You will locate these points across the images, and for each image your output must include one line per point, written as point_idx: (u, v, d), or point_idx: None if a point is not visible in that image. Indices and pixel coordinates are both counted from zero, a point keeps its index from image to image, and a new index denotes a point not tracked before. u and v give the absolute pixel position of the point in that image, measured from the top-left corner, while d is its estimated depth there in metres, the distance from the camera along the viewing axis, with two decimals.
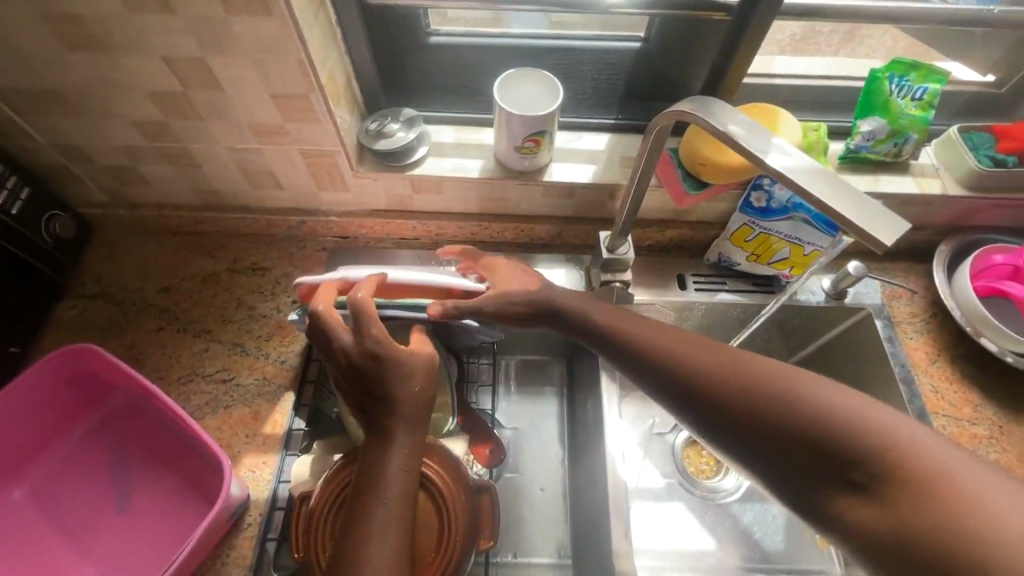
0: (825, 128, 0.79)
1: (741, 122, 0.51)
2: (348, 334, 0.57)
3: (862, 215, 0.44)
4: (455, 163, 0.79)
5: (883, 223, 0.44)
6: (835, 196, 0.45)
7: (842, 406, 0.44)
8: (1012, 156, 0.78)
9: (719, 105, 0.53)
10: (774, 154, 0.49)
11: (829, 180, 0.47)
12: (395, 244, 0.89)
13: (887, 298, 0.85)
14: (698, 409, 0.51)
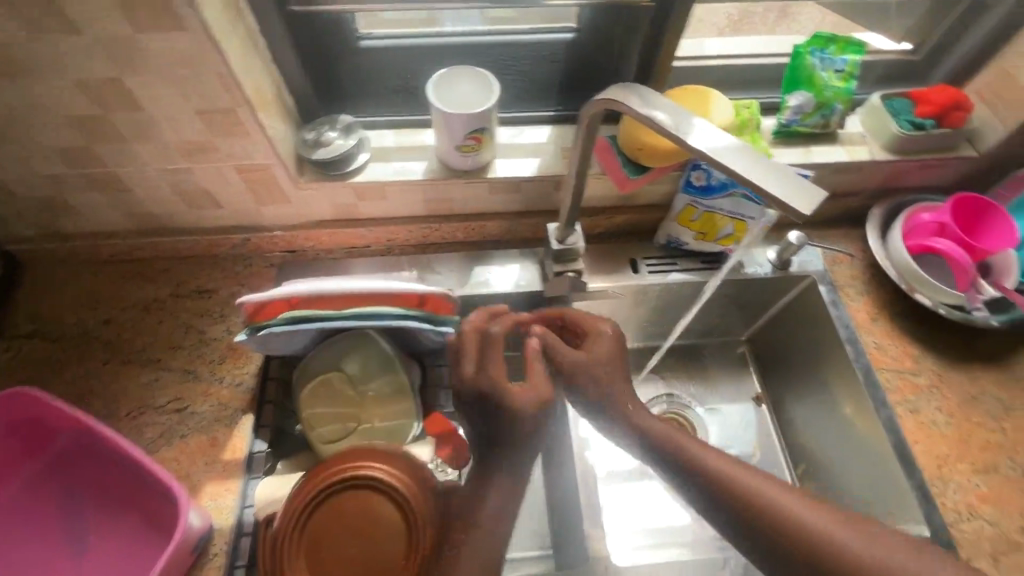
0: (757, 105, 0.82)
1: (664, 107, 0.52)
2: (472, 362, 0.60)
3: (782, 187, 0.45)
4: (398, 166, 0.78)
5: (802, 193, 0.45)
6: (756, 171, 0.47)
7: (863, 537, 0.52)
8: (931, 119, 0.81)
9: (647, 91, 0.54)
10: (697, 134, 0.50)
11: (751, 155, 0.48)
12: (347, 254, 0.87)
13: (829, 264, 0.88)
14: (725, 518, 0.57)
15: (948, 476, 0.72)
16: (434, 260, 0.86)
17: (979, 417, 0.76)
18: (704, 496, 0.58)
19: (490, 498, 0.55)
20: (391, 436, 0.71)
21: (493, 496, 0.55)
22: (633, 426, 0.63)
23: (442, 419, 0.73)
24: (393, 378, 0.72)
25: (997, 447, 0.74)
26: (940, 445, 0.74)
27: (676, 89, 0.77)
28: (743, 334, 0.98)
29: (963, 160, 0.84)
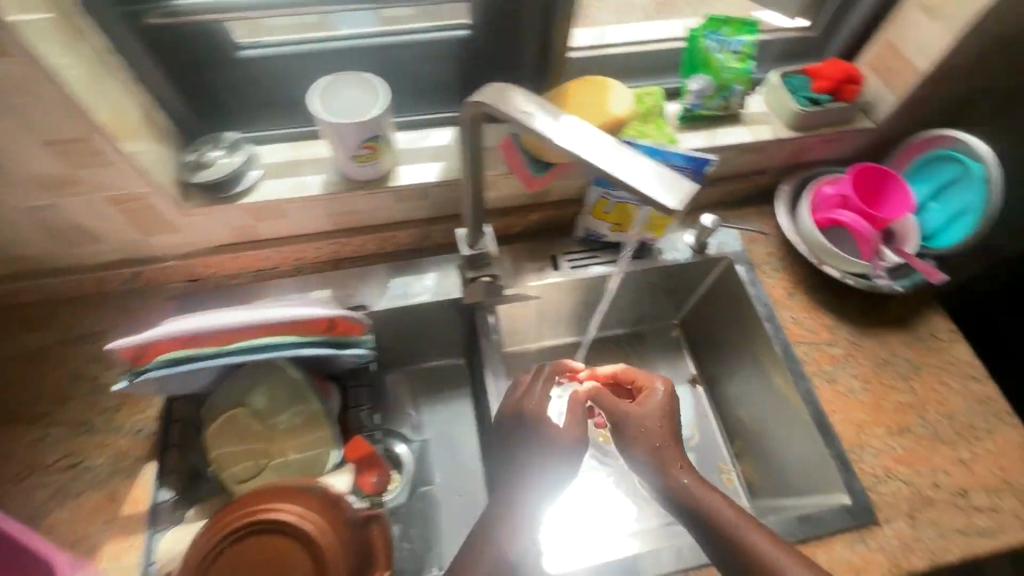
0: (660, 91, 0.82)
1: (533, 106, 0.50)
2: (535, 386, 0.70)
3: (651, 183, 0.45)
4: (294, 181, 0.74)
5: (670, 188, 0.45)
6: (626, 168, 0.46)
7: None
8: (826, 94, 0.83)
9: (521, 93, 0.51)
10: (569, 132, 0.48)
11: (622, 151, 0.47)
12: (254, 278, 0.82)
13: (747, 243, 0.89)
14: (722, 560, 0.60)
15: (866, 441, 0.74)
16: (348, 276, 0.82)
17: (892, 379, 0.79)
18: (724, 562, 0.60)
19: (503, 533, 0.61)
20: (310, 467, 0.68)
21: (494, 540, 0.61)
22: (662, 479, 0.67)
23: (362, 443, 0.70)
24: (305, 407, 0.69)
25: (909, 408, 0.77)
26: (857, 412, 0.76)
27: (575, 81, 0.75)
28: (674, 318, 1.00)
29: (861, 131, 0.86)
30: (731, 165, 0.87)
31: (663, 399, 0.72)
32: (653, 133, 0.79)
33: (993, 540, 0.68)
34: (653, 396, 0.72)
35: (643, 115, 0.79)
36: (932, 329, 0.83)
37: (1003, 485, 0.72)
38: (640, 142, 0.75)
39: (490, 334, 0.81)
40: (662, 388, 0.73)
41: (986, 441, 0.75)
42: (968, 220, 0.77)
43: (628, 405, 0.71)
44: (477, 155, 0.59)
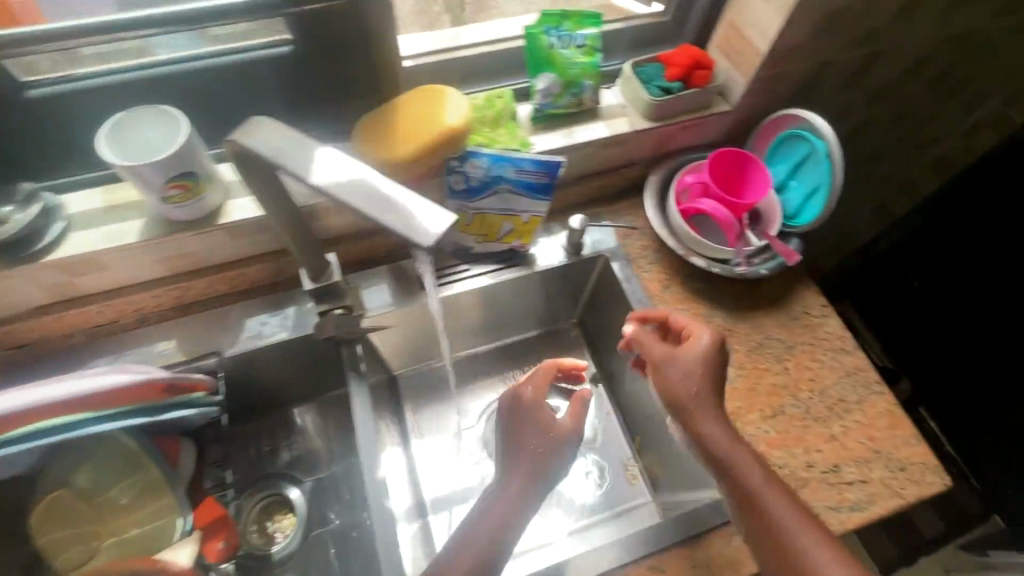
0: (509, 93, 0.78)
1: (282, 134, 0.42)
2: (528, 388, 0.73)
3: (404, 219, 0.37)
4: (107, 230, 0.67)
5: (427, 217, 0.38)
6: (378, 203, 0.38)
7: (799, 528, 0.59)
8: (678, 81, 0.81)
9: (265, 119, 0.43)
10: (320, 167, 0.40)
11: (375, 178, 0.39)
12: (92, 335, 0.75)
13: (621, 238, 0.88)
14: (734, 495, 0.62)
15: (741, 429, 0.74)
16: (195, 322, 0.77)
17: (766, 362, 0.79)
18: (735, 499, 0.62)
19: (492, 513, 0.64)
20: (152, 541, 0.62)
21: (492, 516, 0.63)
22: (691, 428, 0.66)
23: (214, 506, 0.67)
24: (142, 476, 0.64)
25: (782, 389, 0.77)
26: (732, 400, 0.76)
27: (411, 92, 0.70)
28: (573, 318, 1.01)
29: (719, 115, 0.85)
30: (596, 161, 0.85)
31: (707, 347, 0.68)
32: (504, 138, 0.76)
33: (863, 513, 0.69)
34: (698, 344, 0.68)
35: (492, 120, 0.76)
36: (802, 306, 0.84)
37: (872, 455, 0.73)
38: (483, 151, 0.72)
39: (358, 364, 0.77)
40: (709, 339, 0.68)
41: (856, 413, 0.76)
42: (822, 194, 0.77)
43: (670, 349, 0.69)
44: (283, 199, 0.55)
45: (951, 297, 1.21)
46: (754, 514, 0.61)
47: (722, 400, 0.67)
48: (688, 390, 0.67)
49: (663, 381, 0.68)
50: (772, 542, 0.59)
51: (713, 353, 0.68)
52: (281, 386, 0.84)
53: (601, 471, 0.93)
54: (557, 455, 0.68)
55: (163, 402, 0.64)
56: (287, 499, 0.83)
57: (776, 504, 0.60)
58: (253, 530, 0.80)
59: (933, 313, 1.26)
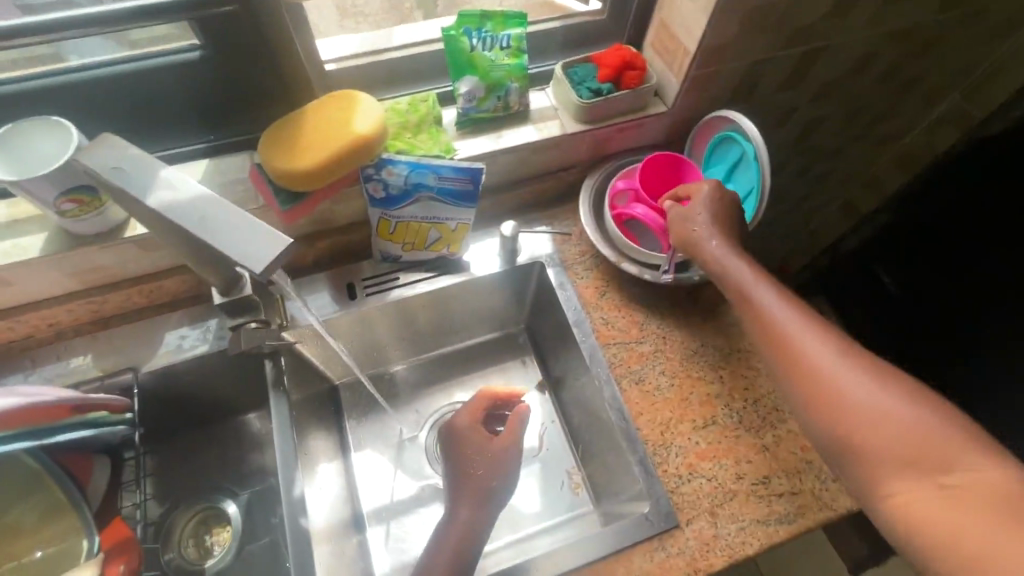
0: (434, 97, 0.77)
1: (129, 157, 0.41)
2: (462, 415, 0.77)
3: (236, 244, 0.37)
4: (8, 245, 0.65)
5: (263, 241, 0.37)
6: (212, 227, 0.38)
7: (794, 322, 0.58)
8: (609, 83, 0.79)
9: (111, 140, 0.41)
10: (156, 187, 0.40)
11: (215, 204, 0.39)
12: (5, 350, 0.73)
13: (557, 244, 0.86)
14: (740, 304, 0.63)
15: (671, 439, 0.72)
16: (114, 335, 0.75)
17: (699, 371, 0.77)
18: (738, 304, 0.63)
19: (461, 511, 0.66)
20: (58, 561, 0.60)
21: (460, 516, 0.66)
22: (698, 249, 0.68)
23: (122, 525, 0.65)
24: (46, 497, 0.62)
25: (715, 399, 0.75)
26: (663, 411, 0.74)
27: (323, 98, 0.68)
28: (521, 322, 0.99)
29: (655, 117, 0.83)
30: (529, 165, 0.83)
31: (710, 194, 0.70)
32: (425, 144, 0.74)
33: (791, 526, 0.67)
34: (702, 193, 0.70)
35: (415, 125, 0.75)
36: None
37: (805, 466, 0.71)
38: (400, 158, 0.69)
39: (281, 379, 0.76)
40: (708, 188, 0.70)
41: (791, 422, 0.74)
42: (755, 197, 0.74)
43: (678, 208, 0.72)
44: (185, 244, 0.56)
45: (920, 299, 1.14)
46: (748, 308, 0.62)
47: (728, 227, 0.68)
48: (692, 227, 0.69)
49: (674, 230, 0.72)
50: (766, 330, 0.59)
51: (717, 197, 0.70)
52: (214, 397, 0.83)
53: (549, 479, 0.89)
54: (499, 474, 0.70)
55: (75, 420, 0.62)
56: (222, 513, 0.82)
57: (768, 296, 0.61)
58: (189, 543, 0.79)
59: (906, 316, 1.18)
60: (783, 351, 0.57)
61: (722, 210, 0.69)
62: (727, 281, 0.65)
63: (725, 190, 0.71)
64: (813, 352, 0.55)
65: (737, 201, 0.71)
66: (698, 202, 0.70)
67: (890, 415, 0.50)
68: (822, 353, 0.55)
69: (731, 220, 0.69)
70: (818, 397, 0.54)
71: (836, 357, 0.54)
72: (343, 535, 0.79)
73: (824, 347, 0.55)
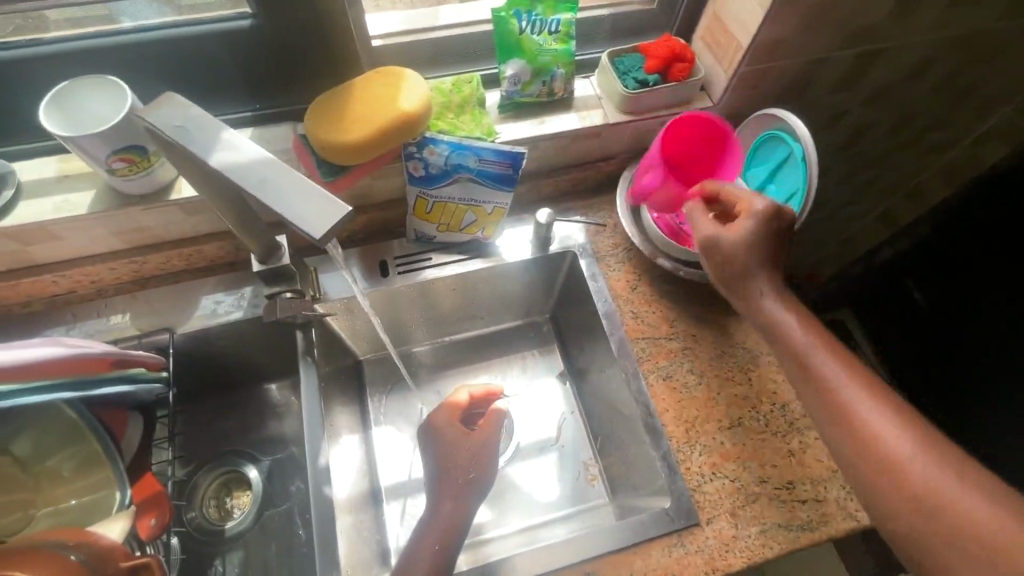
0: (478, 78, 0.76)
1: (190, 119, 0.41)
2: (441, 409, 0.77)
3: (293, 209, 0.37)
4: (57, 201, 0.67)
5: (324, 209, 0.37)
6: (271, 192, 0.38)
7: (855, 393, 0.56)
8: (656, 74, 0.78)
9: (175, 100, 0.41)
10: (218, 148, 0.40)
11: (278, 171, 0.38)
12: (49, 304, 0.76)
13: (591, 235, 0.85)
14: (794, 365, 0.61)
15: (695, 438, 0.72)
16: (152, 296, 0.77)
17: (728, 371, 0.76)
18: (791, 364, 0.61)
19: (444, 505, 0.67)
20: (90, 512, 0.62)
21: (443, 509, 0.67)
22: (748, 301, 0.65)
23: (155, 481, 0.66)
24: (82, 447, 0.64)
25: (743, 401, 0.74)
26: (689, 408, 0.74)
27: (369, 73, 0.68)
28: (546, 311, 0.99)
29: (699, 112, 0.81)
30: (568, 153, 0.83)
31: (761, 227, 0.63)
32: (467, 126, 0.74)
33: (814, 533, 0.67)
34: (749, 222, 0.63)
35: (458, 106, 0.75)
36: None
37: (830, 474, 0.70)
38: (442, 138, 0.69)
39: (311, 349, 0.77)
40: (762, 207, 0.63)
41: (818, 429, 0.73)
42: (798, 199, 0.73)
43: (717, 229, 0.65)
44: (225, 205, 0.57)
45: (951, 314, 1.14)
46: (795, 363, 0.61)
47: (776, 269, 0.64)
48: (737, 265, 0.64)
49: (713, 262, 0.67)
50: (818, 390, 0.58)
51: (766, 224, 0.63)
52: (245, 363, 0.85)
53: (565, 470, 0.89)
54: (476, 466, 0.72)
55: (111, 375, 0.64)
56: (244, 476, 0.84)
57: (818, 352, 0.59)
58: (210, 504, 0.82)
59: (936, 329, 1.19)
60: (839, 415, 0.56)
61: (773, 253, 0.64)
62: (778, 336, 0.63)
63: (779, 210, 0.64)
64: (877, 428, 0.54)
65: (786, 226, 0.64)
66: (744, 223, 0.64)
67: (962, 507, 0.49)
68: (881, 423, 0.54)
69: (773, 252, 0.64)
70: (875, 467, 0.54)
71: (895, 427, 0.54)
72: (364, 507, 0.80)
73: (889, 425, 0.54)
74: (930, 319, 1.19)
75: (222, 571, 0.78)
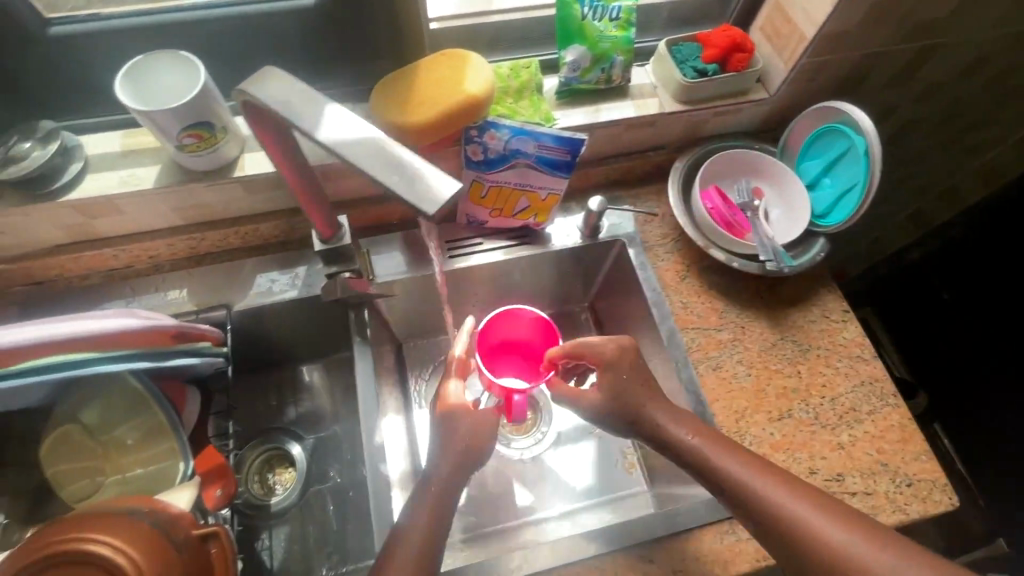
0: (537, 64, 0.76)
1: (291, 97, 0.42)
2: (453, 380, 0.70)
3: (408, 185, 0.38)
4: (123, 175, 0.67)
5: (431, 186, 0.38)
6: (377, 163, 0.39)
7: (791, 502, 0.55)
8: (715, 64, 0.77)
9: (275, 74, 0.43)
10: (329, 123, 0.41)
11: (391, 147, 0.40)
12: (106, 277, 0.77)
13: (640, 224, 0.86)
14: (720, 488, 0.59)
15: (745, 428, 0.72)
16: (208, 272, 0.78)
17: (777, 363, 0.77)
18: (717, 488, 0.59)
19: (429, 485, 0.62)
20: (156, 482, 0.63)
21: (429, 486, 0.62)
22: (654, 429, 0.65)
23: (214, 454, 0.68)
24: (147, 418, 0.65)
25: (792, 393, 0.75)
26: (739, 399, 0.74)
27: (433, 55, 0.68)
28: (586, 300, 0.97)
29: (755, 104, 0.81)
30: (620, 142, 0.83)
31: (619, 367, 0.68)
32: (526, 111, 0.74)
33: None
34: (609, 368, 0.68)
35: (516, 91, 0.75)
36: (822, 308, 0.81)
37: (878, 469, 0.71)
38: (504, 122, 0.70)
39: (363, 330, 0.78)
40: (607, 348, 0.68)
41: (867, 424, 0.73)
42: (856, 193, 0.74)
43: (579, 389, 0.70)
44: (301, 188, 0.58)
45: (981, 315, 1.12)
46: (725, 488, 0.58)
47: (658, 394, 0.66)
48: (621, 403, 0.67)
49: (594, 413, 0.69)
50: (750, 509, 0.56)
51: (620, 361, 0.68)
52: (290, 342, 0.86)
53: (600, 458, 0.90)
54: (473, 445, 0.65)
55: (172, 348, 0.65)
56: (288, 453, 0.86)
57: (737, 466, 0.58)
58: (254, 480, 0.83)
59: (963, 332, 1.17)
60: (795, 540, 0.53)
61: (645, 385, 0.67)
62: (695, 460, 0.61)
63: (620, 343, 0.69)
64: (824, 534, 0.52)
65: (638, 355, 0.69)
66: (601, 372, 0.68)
67: None
68: (824, 524, 0.53)
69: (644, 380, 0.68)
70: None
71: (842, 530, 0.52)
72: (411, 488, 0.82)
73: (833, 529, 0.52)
74: (957, 318, 1.17)
75: (268, 544, 0.80)
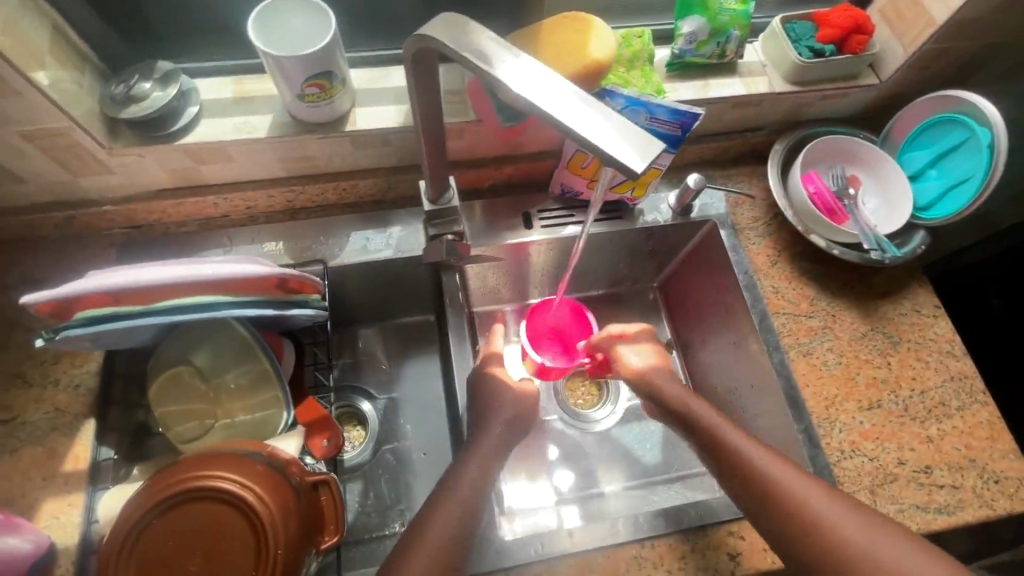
0: (650, 34, 0.74)
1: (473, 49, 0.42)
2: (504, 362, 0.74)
3: (615, 140, 0.39)
4: (236, 121, 0.67)
5: (635, 143, 0.39)
6: (574, 116, 0.40)
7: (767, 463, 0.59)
8: (832, 44, 0.75)
9: (456, 22, 0.43)
10: (514, 72, 0.41)
11: (582, 103, 0.40)
12: (203, 226, 0.77)
13: (731, 206, 0.84)
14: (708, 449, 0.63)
15: (835, 416, 0.73)
16: (305, 227, 0.78)
17: (867, 353, 0.77)
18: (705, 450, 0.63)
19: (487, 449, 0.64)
20: (261, 428, 0.64)
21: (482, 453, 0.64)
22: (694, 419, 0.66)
23: (314, 405, 0.67)
24: (254, 365, 0.65)
25: (882, 383, 0.75)
26: (829, 386, 0.74)
27: (556, 17, 0.67)
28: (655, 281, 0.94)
29: (866, 89, 0.79)
30: (722, 120, 0.81)
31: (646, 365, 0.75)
32: (639, 82, 0.73)
33: (951, 517, 0.68)
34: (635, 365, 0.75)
35: (628, 61, 0.73)
36: (913, 302, 0.80)
37: (967, 463, 0.71)
38: (620, 92, 0.68)
39: (455, 294, 0.78)
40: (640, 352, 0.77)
41: (956, 419, 0.73)
42: (973, 183, 0.73)
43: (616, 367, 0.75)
44: (436, 145, 0.57)
45: None
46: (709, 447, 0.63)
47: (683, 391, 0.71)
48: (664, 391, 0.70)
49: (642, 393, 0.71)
50: (723, 457, 0.61)
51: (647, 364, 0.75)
52: (371, 302, 0.87)
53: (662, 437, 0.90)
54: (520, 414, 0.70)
55: (282, 298, 0.64)
56: (360, 411, 0.86)
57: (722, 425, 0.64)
58: None
59: (1017, 336, 1.04)
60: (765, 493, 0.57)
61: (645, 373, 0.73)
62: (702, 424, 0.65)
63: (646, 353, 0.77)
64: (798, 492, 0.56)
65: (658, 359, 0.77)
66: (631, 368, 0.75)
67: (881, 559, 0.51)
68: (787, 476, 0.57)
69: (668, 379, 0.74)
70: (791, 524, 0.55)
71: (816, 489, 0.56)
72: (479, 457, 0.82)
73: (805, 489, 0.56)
74: (1009, 324, 1.04)
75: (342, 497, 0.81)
